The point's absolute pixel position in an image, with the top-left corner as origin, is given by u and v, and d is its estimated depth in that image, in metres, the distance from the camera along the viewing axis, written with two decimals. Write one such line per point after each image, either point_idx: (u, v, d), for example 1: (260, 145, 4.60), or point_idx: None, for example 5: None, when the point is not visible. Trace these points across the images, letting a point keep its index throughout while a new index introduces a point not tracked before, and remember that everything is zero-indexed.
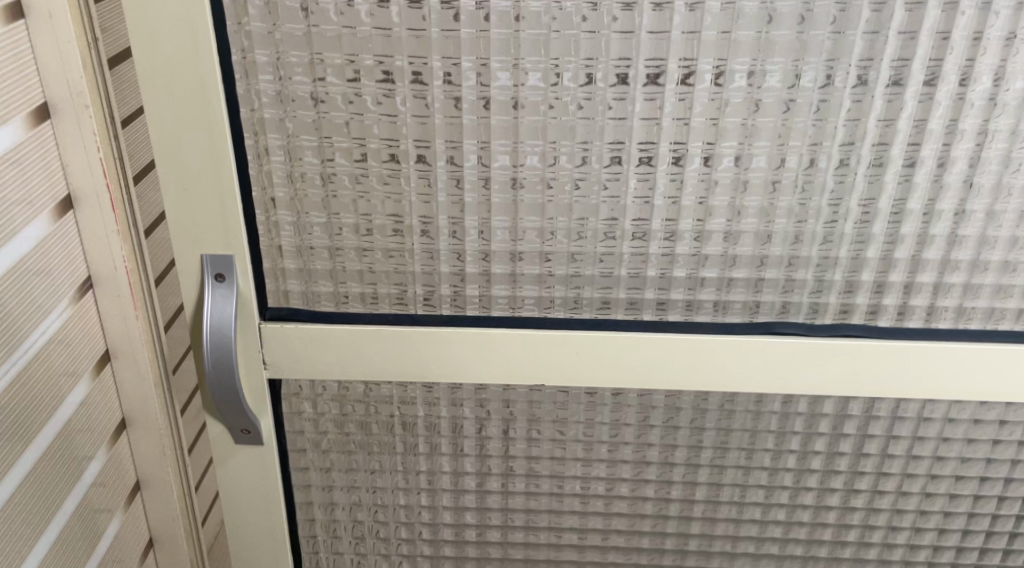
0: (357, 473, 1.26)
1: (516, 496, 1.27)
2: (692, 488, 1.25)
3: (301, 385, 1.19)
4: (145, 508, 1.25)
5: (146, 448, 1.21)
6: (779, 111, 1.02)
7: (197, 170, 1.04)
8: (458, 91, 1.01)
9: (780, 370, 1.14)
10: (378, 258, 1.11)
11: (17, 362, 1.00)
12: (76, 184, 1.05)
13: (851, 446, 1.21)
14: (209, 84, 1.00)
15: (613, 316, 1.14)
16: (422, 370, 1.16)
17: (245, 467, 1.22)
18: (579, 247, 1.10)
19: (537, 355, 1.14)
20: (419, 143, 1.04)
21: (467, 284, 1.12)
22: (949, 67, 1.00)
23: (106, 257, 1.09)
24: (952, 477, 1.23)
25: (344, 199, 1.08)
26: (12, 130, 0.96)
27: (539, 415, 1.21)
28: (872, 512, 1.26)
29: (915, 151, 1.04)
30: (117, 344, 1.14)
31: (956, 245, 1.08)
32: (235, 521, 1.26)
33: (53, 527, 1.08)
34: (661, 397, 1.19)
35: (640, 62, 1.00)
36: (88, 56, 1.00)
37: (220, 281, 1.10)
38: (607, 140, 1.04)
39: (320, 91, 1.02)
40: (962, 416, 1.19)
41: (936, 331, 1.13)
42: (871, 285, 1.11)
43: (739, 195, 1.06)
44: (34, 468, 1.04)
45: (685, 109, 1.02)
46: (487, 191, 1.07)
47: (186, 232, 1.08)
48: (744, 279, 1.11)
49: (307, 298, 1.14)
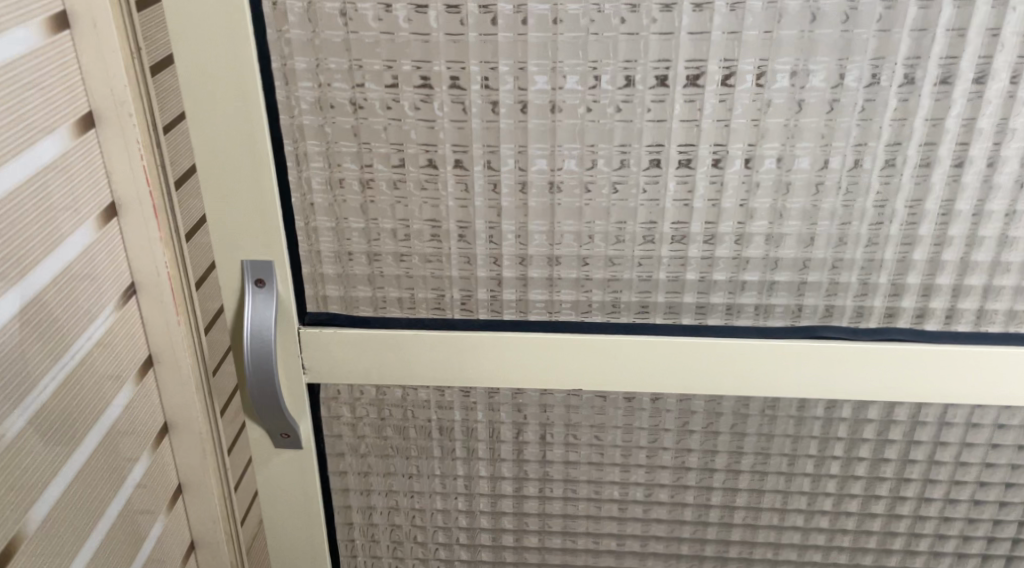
0: (394, 477, 1.26)
1: (554, 502, 1.27)
2: (733, 493, 1.24)
3: (340, 390, 1.19)
4: (186, 510, 1.26)
5: (188, 452, 1.22)
6: (823, 112, 1.01)
7: (237, 176, 1.05)
8: (496, 95, 1.01)
9: (822, 375, 1.13)
10: (416, 263, 1.11)
11: (65, 367, 1.02)
12: (120, 191, 1.06)
13: (896, 452, 1.20)
14: (249, 90, 1.00)
15: (652, 320, 1.13)
16: (458, 375, 1.16)
17: (282, 470, 1.23)
18: (618, 251, 1.09)
19: (574, 358, 1.14)
20: (457, 148, 1.04)
21: (504, 288, 1.12)
22: (999, 65, 0.98)
23: (149, 263, 1.10)
24: (1002, 484, 1.21)
25: (382, 204, 1.08)
26: (59, 138, 0.98)
27: (577, 420, 1.20)
28: (918, 519, 1.24)
29: (963, 151, 1.02)
30: (160, 350, 1.15)
31: (1006, 247, 1.06)
32: (274, 524, 1.26)
33: (100, 529, 1.09)
34: (701, 402, 1.18)
35: (680, 63, 0.99)
36: (133, 64, 1.00)
37: (260, 287, 1.10)
38: (645, 143, 1.03)
39: (359, 97, 1.02)
40: (1012, 422, 1.16)
41: (983, 334, 1.11)
42: (917, 288, 1.09)
43: (781, 198, 1.05)
44: (80, 472, 1.05)
45: (725, 110, 1.01)
46: (525, 195, 1.06)
47: (227, 238, 1.08)
48: (787, 283, 1.10)
49: (346, 302, 1.14)
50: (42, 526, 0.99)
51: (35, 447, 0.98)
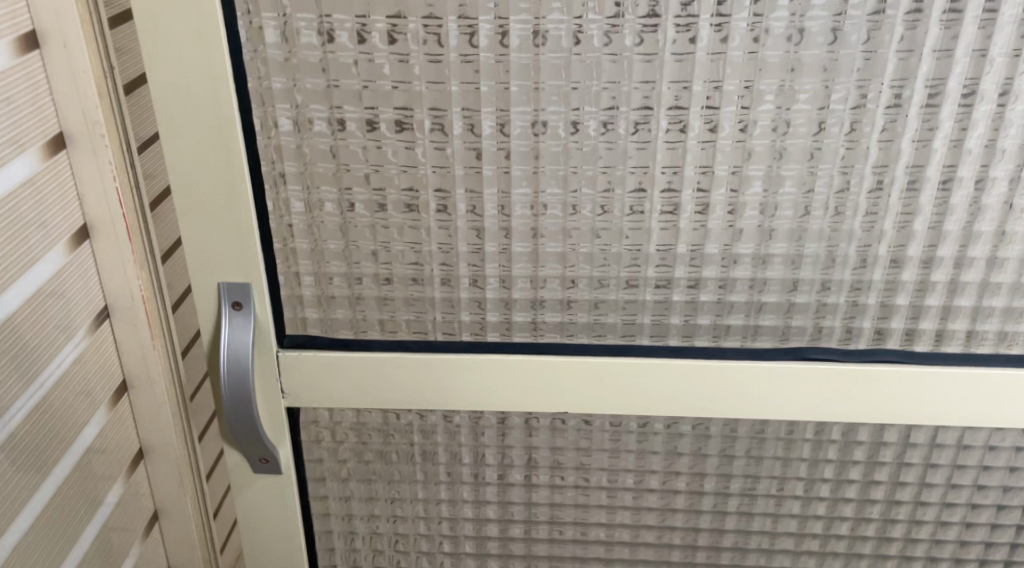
0: (377, 502, 1.23)
1: (540, 526, 1.24)
2: (722, 517, 1.22)
3: (320, 414, 1.17)
4: (163, 537, 1.23)
5: (165, 478, 1.19)
6: (809, 132, 0.99)
7: (213, 197, 1.02)
8: (477, 115, 0.99)
9: (809, 397, 1.11)
10: (397, 286, 1.09)
11: (36, 393, 0.99)
12: (92, 213, 1.03)
13: (887, 474, 1.18)
14: (224, 109, 0.98)
15: (638, 343, 1.11)
16: (441, 398, 1.13)
17: (261, 496, 1.20)
18: (603, 272, 1.07)
19: (559, 381, 1.11)
20: (438, 169, 1.02)
21: (487, 311, 1.10)
22: (988, 85, 0.96)
23: (123, 285, 1.07)
24: (994, 506, 1.19)
25: (362, 226, 1.06)
26: (28, 160, 0.95)
27: (562, 444, 1.18)
28: (910, 542, 1.22)
29: (951, 171, 1.00)
30: (134, 374, 1.12)
31: (995, 268, 1.05)
32: (254, 549, 1.23)
33: (72, 557, 1.06)
34: (688, 426, 1.16)
35: (664, 84, 0.97)
36: (105, 83, 0.98)
37: (237, 310, 1.08)
38: (630, 164, 1.01)
39: (338, 117, 1.00)
40: (1003, 444, 1.15)
41: (973, 356, 1.09)
42: (906, 311, 1.08)
43: (769, 218, 1.03)
44: (52, 500, 1.02)
45: (711, 132, 0.99)
46: (508, 216, 1.04)
47: (203, 261, 1.06)
48: (775, 304, 1.08)
49: (325, 325, 1.12)
50: (10, 558, 0.96)
51: (6, 475, 0.95)
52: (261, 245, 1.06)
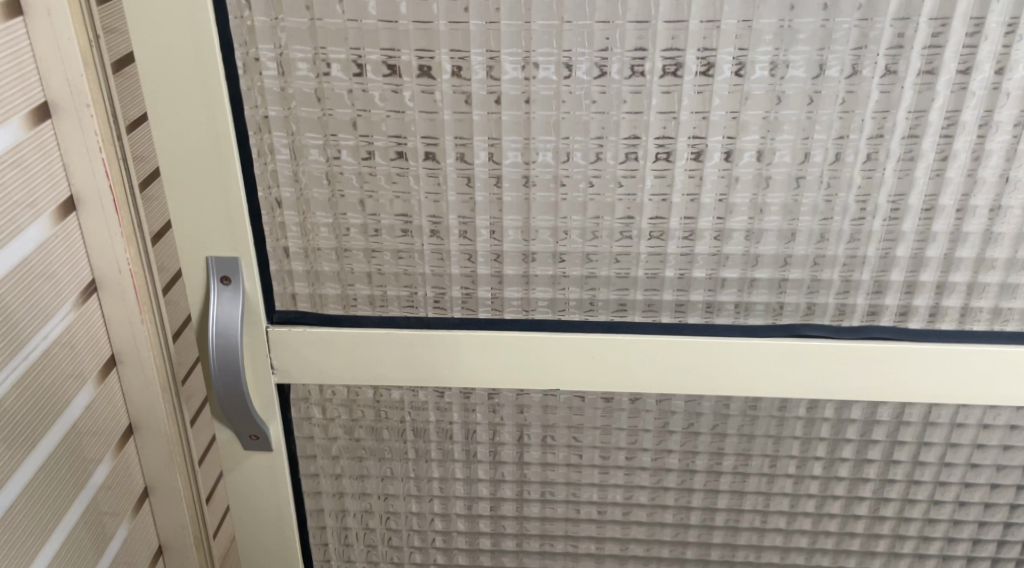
0: (368, 479, 1.22)
1: (532, 504, 1.23)
2: (714, 496, 1.21)
3: (310, 391, 1.16)
4: (153, 515, 1.23)
5: (155, 455, 1.18)
6: (804, 103, 0.98)
7: (200, 169, 1.01)
8: (467, 85, 0.98)
9: (803, 374, 1.10)
10: (387, 260, 1.08)
11: (21, 365, 0.98)
12: (78, 185, 1.02)
13: (880, 452, 1.17)
14: (212, 81, 0.97)
15: (630, 318, 1.10)
16: (432, 375, 1.13)
17: (253, 474, 1.19)
18: (595, 247, 1.06)
19: (552, 357, 1.11)
20: (427, 140, 1.01)
21: (478, 286, 1.09)
22: (984, 55, 0.95)
23: (110, 259, 1.06)
24: (987, 485, 1.19)
25: (352, 199, 1.04)
26: (11, 129, 0.94)
27: (554, 421, 1.17)
28: (903, 521, 1.22)
29: (947, 144, 0.99)
30: (123, 348, 1.12)
31: (991, 243, 1.04)
32: (245, 528, 1.23)
33: (60, 531, 1.05)
34: (680, 402, 1.15)
35: (657, 54, 0.96)
36: (91, 51, 0.97)
37: (226, 285, 1.07)
38: (622, 135, 1.00)
39: (325, 87, 0.99)
40: (996, 422, 1.15)
41: (968, 333, 1.09)
42: (900, 286, 1.07)
43: (761, 192, 1.02)
44: (39, 474, 1.01)
45: (704, 102, 0.98)
46: (498, 189, 1.03)
47: (192, 235, 1.05)
48: (767, 280, 1.07)
49: (315, 300, 1.11)
50: None
51: None
52: (249, 217, 1.04)
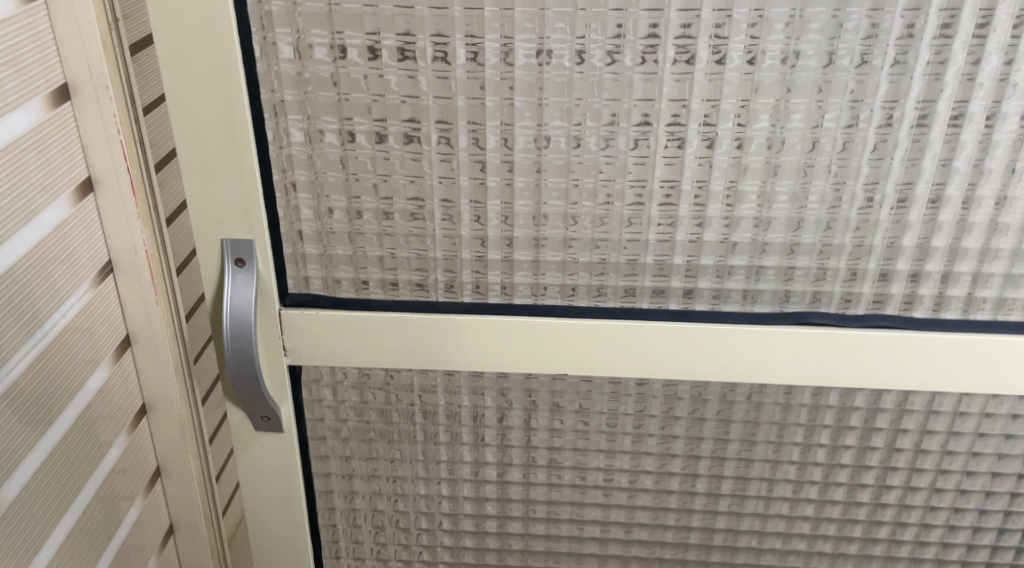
0: (378, 462, 1.24)
1: (539, 487, 1.25)
2: (718, 481, 1.23)
3: (321, 373, 1.17)
4: (165, 494, 1.24)
5: (168, 434, 1.20)
6: (813, 92, 0.99)
7: (217, 151, 1.03)
8: (481, 71, 0.99)
9: (809, 362, 1.11)
10: (399, 243, 1.09)
11: (38, 344, 1.00)
12: (97, 166, 1.04)
13: (882, 440, 1.19)
14: (230, 66, 0.98)
15: (638, 305, 1.12)
16: (441, 358, 1.14)
17: (265, 453, 1.20)
18: (604, 234, 1.07)
19: (560, 342, 1.12)
20: (441, 125, 1.02)
21: (489, 270, 1.10)
22: (993, 46, 0.96)
23: (127, 239, 1.08)
24: (988, 474, 1.21)
25: (366, 182, 1.06)
26: (31, 111, 0.96)
27: (562, 405, 1.19)
28: (904, 509, 1.23)
29: (955, 134, 1.01)
30: (138, 328, 1.13)
31: (997, 233, 1.05)
32: (256, 507, 1.24)
33: (74, 509, 1.07)
34: (687, 388, 1.17)
35: (669, 43, 0.97)
36: (110, 34, 0.98)
37: (240, 266, 1.08)
38: (633, 122, 1.01)
39: (342, 71, 1.00)
40: (999, 411, 1.16)
41: (972, 322, 1.10)
42: (906, 274, 1.08)
43: (771, 180, 1.03)
44: (53, 453, 1.03)
45: (715, 90, 0.99)
46: (510, 174, 1.04)
47: (207, 216, 1.06)
48: (775, 268, 1.08)
49: (328, 283, 1.12)
50: (9, 506, 0.97)
51: (9, 426, 0.96)
52: (264, 200, 1.06)
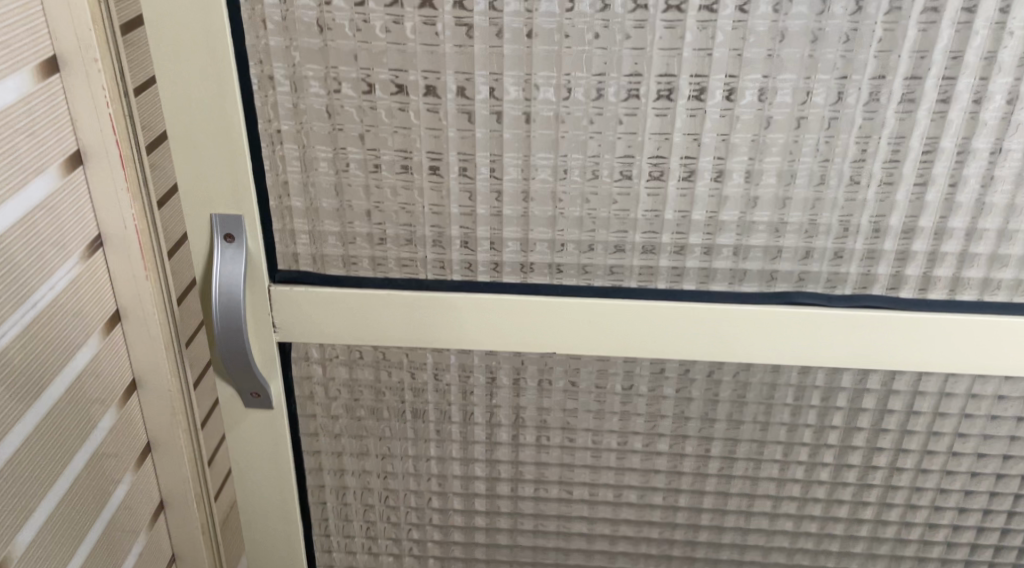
0: (368, 458, 1.27)
1: (526, 485, 1.28)
2: (703, 479, 1.26)
3: (312, 370, 1.21)
4: (156, 470, 1.26)
5: (158, 409, 1.22)
6: (795, 101, 1.02)
7: (206, 126, 1.04)
8: (471, 77, 1.02)
9: (793, 338, 1.13)
10: (390, 245, 1.13)
11: (27, 314, 1.01)
12: (86, 139, 1.05)
13: (863, 440, 1.22)
14: (219, 42, 1.00)
15: (626, 283, 1.13)
16: (432, 335, 1.16)
17: (254, 433, 1.23)
18: (591, 237, 1.11)
19: (548, 320, 1.14)
20: (432, 130, 1.06)
21: (478, 272, 1.14)
22: (971, 57, 0.99)
23: (116, 214, 1.09)
24: (968, 473, 1.24)
25: (357, 186, 1.10)
26: (21, 80, 0.97)
27: (549, 405, 1.22)
28: (885, 507, 1.27)
29: (934, 143, 1.04)
30: (127, 303, 1.15)
31: (974, 240, 1.09)
32: (248, 485, 1.27)
33: (63, 481, 1.09)
34: (672, 389, 1.20)
35: (654, 51, 1.00)
36: (99, 8, 1.00)
37: (229, 242, 1.10)
38: (619, 130, 1.05)
39: (331, 44, 1.02)
40: (978, 412, 1.19)
41: (958, 303, 1.12)
42: (886, 280, 1.12)
43: (753, 186, 1.07)
44: (42, 424, 1.04)
45: (699, 98, 1.02)
46: (499, 179, 1.08)
47: (197, 192, 1.08)
48: (757, 271, 1.12)
49: (317, 260, 1.14)
50: None
51: None
52: (253, 177, 1.08)
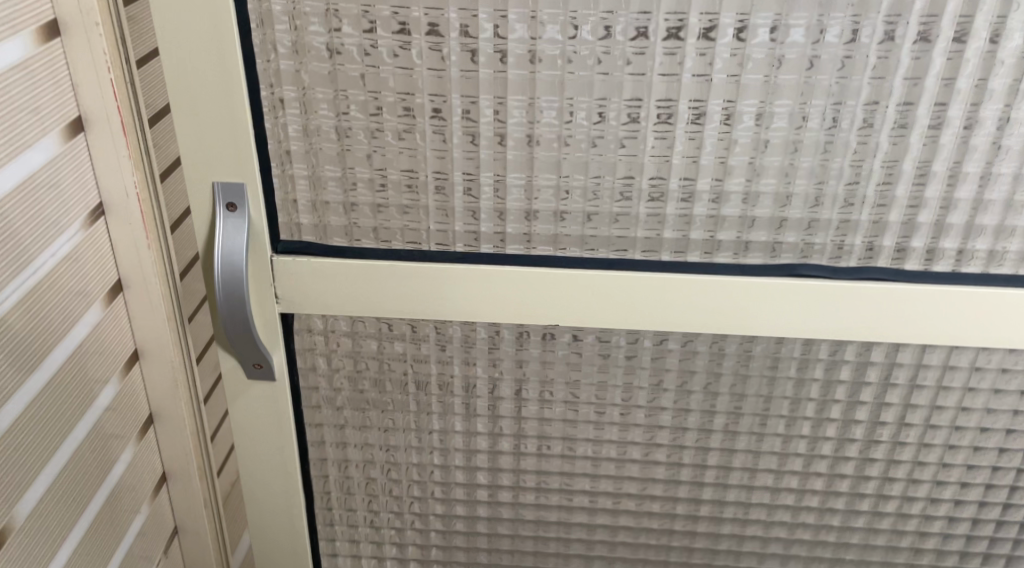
0: (370, 431, 1.27)
1: (529, 458, 1.28)
2: (705, 452, 1.26)
3: (315, 342, 1.20)
4: (158, 442, 1.26)
5: (160, 380, 1.21)
6: (801, 68, 1.01)
7: (207, 93, 1.04)
8: (475, 43, 1.01)
9: (797, 311, 1.13)
10: (392, 215, 1.12)
11: (26, 279, 1.00)
12: (86, 105, 1.04)
13: (866, 413, 1.22)
14: (221, 6, 0.99)
15: (631, 256, 1.12)
16: (434, 307, 1.15)
17: (256, 407, 1.23)
18: (595, 207, 1.10)
19: (551, 292, 1.13)
20: (435, 97, 1.05)
21: (481, 243, 1.13)
22: (980, 23, 0.99)
23: (117, 182, 1.09)
24: (970, 447, 1.24)
25: (359, 153, 1.09)
26: (22, 42, 0.96)
27: (551, 377, 1.21)
28: (887, 481, 1.27)
29: (941, 111, 1.03)
30: (129, 273, 1.14)
31: (980, 210, 1.08)
32: (250, 460, 1.27)
33: (64, 449, 1.09)
34: (674, 361, 1.20)
35: (660, 16, 0.99)
36: None
37: (231, 211, 1.09)
38: (624, 97, 1.03)
39: (334, 11, 1.01)
40: (981, 385, 1.19)
41: (964, 275, 1.11)
42: (891, 252, 1.11)
43: (759, 155, 1.06)
44: (43, 392, 1.04)
45: (705, 65, 1.02)
46: (503, 147, 1.07)
47: (198, 160, 1.07)
48: (762, 243, 1.11)
49: (319, 232, 1.14)
50: None
51: None
52: (255, 145, 1.07)
